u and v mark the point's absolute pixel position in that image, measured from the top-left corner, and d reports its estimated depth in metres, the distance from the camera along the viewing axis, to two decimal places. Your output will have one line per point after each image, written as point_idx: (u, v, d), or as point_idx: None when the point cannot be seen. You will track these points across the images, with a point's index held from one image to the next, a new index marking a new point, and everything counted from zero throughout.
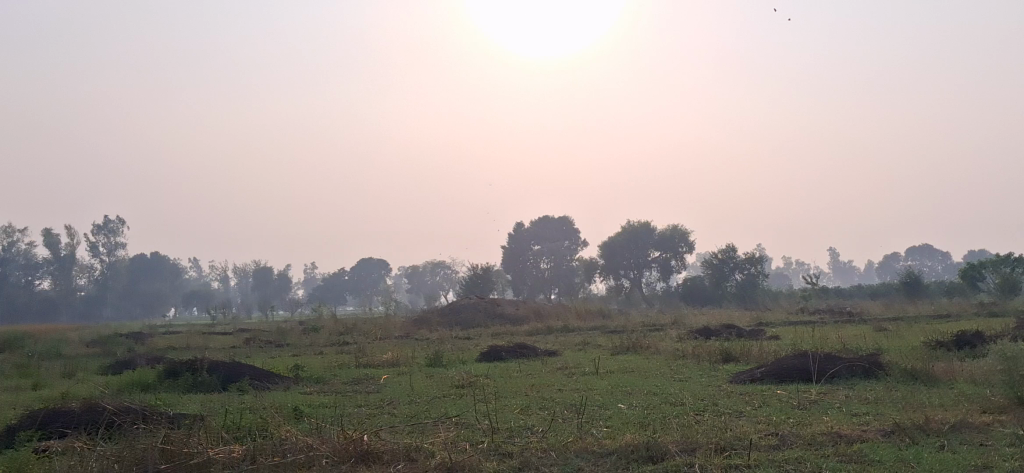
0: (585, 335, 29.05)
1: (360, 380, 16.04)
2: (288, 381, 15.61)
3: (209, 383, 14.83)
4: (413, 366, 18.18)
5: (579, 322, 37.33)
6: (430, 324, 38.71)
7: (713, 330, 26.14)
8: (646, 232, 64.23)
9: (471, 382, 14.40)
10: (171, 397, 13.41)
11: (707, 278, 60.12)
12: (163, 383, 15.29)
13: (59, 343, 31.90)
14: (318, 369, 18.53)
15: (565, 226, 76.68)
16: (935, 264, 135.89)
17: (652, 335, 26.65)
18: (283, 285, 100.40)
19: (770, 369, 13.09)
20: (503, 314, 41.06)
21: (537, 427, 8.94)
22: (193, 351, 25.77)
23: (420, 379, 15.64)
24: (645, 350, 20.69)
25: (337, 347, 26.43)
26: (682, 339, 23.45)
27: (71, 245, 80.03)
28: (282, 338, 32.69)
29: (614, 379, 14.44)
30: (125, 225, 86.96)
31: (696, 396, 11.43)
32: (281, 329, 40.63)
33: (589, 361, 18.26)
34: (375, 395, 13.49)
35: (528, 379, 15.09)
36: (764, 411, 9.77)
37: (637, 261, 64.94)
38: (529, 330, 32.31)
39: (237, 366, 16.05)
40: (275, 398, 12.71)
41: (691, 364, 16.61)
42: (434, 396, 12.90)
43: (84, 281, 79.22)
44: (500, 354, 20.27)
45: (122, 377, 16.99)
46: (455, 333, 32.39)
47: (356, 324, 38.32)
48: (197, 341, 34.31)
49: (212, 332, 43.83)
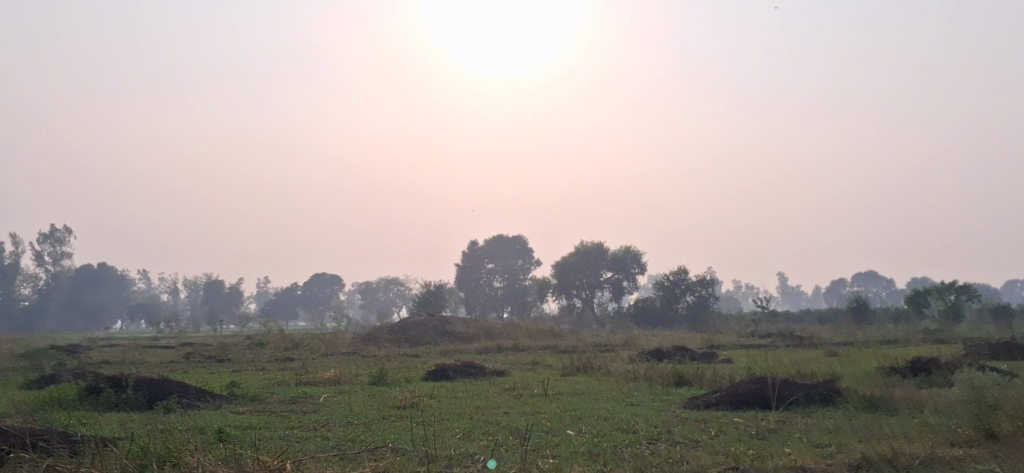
0: (533, 355, 28.33)
1: (297, 398, 15.24)
2: (221, 398, 14.80)
3: (134, 402, 13.98)
4: (354, 385, 17.42)
5: (529, 341, 36.70)
6: (379, 340, 37.85)
7: (665, 351, 25.62)
8: (599, 252, 63.89)
9: (414, 403, 13.69)
10: (89, 416, 12.53)
11: (659, 299, 59.79)
12: (83, 401, 14.37)
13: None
14: (255, 386, 17.67)
15: (519, 246, 76.24)
16: (881, 291, 137.61)
17: (603, 356, 26.07)
18: (233, 299, 98.42)
19: (725, 394, 12.55)
20: (453, 332, 40.27)
21: (479, 456, 8.29)
22: (127, 366, 24.66)
23: (361, 398, 14.90)
24: (595, 371, 20.11)
25: (279, 364, 25.48)
26: (634, 360, 22.88)
27: (14, 253, 77.83)
28: (224, 353, 31.56)
29: (564, 402, 13.83)
30: (72, 235, 84.76)
31: (648, 423, 10.84)
32: (225, 342, 39.48)
33: (538, 382, 17.61)
34: (311, 415, 12.74)
35: (474, 400, 14.41)
36: (721, 440, 9.22)
37: (590, 281, 64.53)
38: (479, 349, 31.64)
39: (166, 383, 15.19)
40: (200, 420, 11.89)
41: (643, 387, 16.05)
42: (374, 418, 12.19)
43: (27, 291, 77.03)
44: (445, 373, 19.55)
45: (42, 392, 16.03)
46: (404, 350, 31.56)
47: (303, 339, 37.35)
48: (136, 354, 33.08)
49: (154, 346, 42.54)
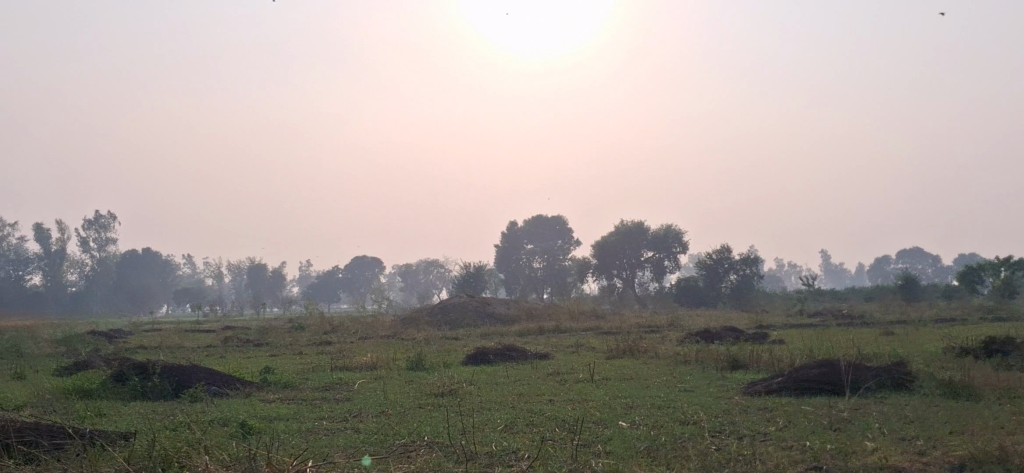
0: (577, 336, 27.51)
1: (331, 385, 14.49)
2: (250, 385, 14.09)
3: (160, 391, 13.32)
4: (392, 370, 16.65)
5: (571, 322, 35.80)
6: (418, 323, 37.16)
7: (714, 332, 24.58)
8: (640, 231, 62.70)
9: (452, 390, 12.85)
10: (110, 407, 11.91)
11: (701, 279, 58.49)
12: (107, 391, 13.73)
13: (27, 341, 30.22)
14: (288, 372, 16.97)
15: (558, 226, 75.30)
16: (927, 266, 134.84)
17: (649, 337, 25.13)
18: (275, 283, 98.72)
19: (788, 379, 11.58)
20: (494, 313, 39.54)
21: (524, 452, 7.44)
22: (163, 351, 24.15)
23: (397, 385, 14.12)
24: (643, 354, 19.17)
25: (317, 348, 24.85)
26: (683, 342, 21.92)
27: (61, 240, 78.39)
28: (263, 336, 31.16)
29: (613, 389, 12.91)
30: (116, 221, 85.08)
31: (707, 413, 9.93)
32: (266, 326, 39.12)
33: (584, 366, 16.70)
34: (344, 404, 11.98)
35: (516, 386, 13.55)
36: (792, 432, 8.28)
37: (631, 261, 63.46)
38: (520, 330, 30.90)
39: (193, 369, 14.49)
40: (225, 410, 11.17)
41: (696, 371, 15.12)
42: (409, 407, 11.38)
43: (74, 276, 77.37)
44: (486, 357, 18.72)
45: (69, 380, 15.49)
46: (444, 333, 30.89)
47: (343, 322, 36.83)
48: (174, 339, 32.68)
49: (196, 329, 42.33)
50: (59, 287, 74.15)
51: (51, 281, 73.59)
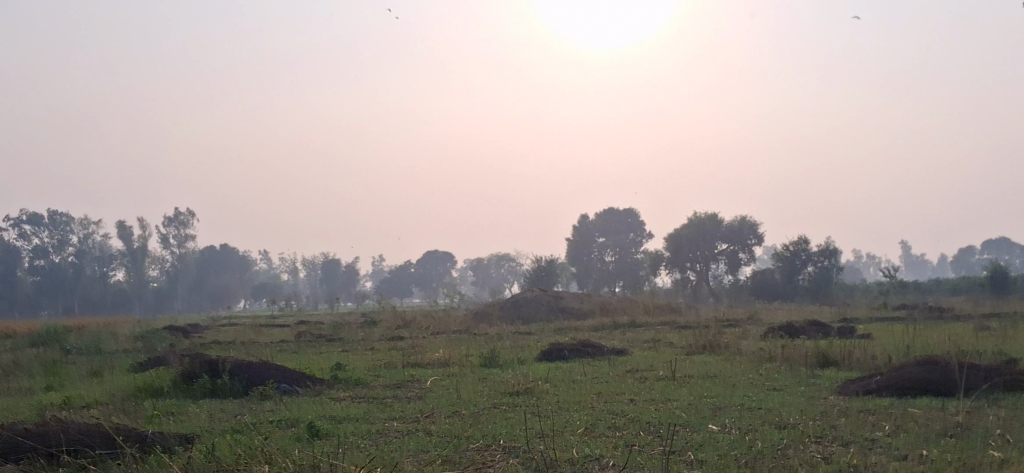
0: (652, 332, 26.78)
1: (403, 383, 14.12)
2: (320, 383, 13.78)
3: (230, 388, 13.09)
4: (464, 367, 16.20)
5: (646, 317, 35.01)
6: (491, 318, 36.76)
7: (795, 327, 23.56)
8: (714, 224, 61.36)
9: (528, 389, 12.33)
10: (179, 407, 11.69)
11: (778, 272, 56.95)
12: (178, 388, 13.53)
13: (107, 336, 30.68)
14: (360, 368, 16.65)
15: (631, 219, 74.48)
16: (1014, 258, 130.03)
17: (728, 332, 24.29)
18: (350, 278, 99.57)
19: (889, 378, 10.82)
20: (567, 307, 38.96)
21: (610, 459, 6.90)
22: (236, 347, 24.15)
23: (471, 382, 13.67)
24: (724, 350, 18.43)
25: (389, 343, 24.61)
26: (764, 338, 21.07)
27: (142, 237, 80.00)
28: (336, 332, 31.06)
29: (697, 388, 12.25)
30: (195, 218, 86.56)
31: (803, 415, 9.27)
32: (340, 321, 39.18)
33: (664, 363, 16.05)
34: (415, 404, 11.56)
35: (595, 385, 12.98)
36: (902, 438, 7.58)
37: (704, 254, 62.24)
38: (593, 325, 30.31)
39: (263, 366, 14.22)
40: (294, 411, 10.82)
41: (784, 368, 14.39)
42: (483, 407, 10.91)
43: (155, 273, 79.03)
44: (561, 353, 18.18)
45: (142, 377, 15.39)
46: (516, 328, 30.46)
47: (415, 317, 36.66)
48: (249, 334, 32.80)
49: (272, 325, 42.59)
50: (141, 282, 75.68)
51: (133, 278, 75.54)
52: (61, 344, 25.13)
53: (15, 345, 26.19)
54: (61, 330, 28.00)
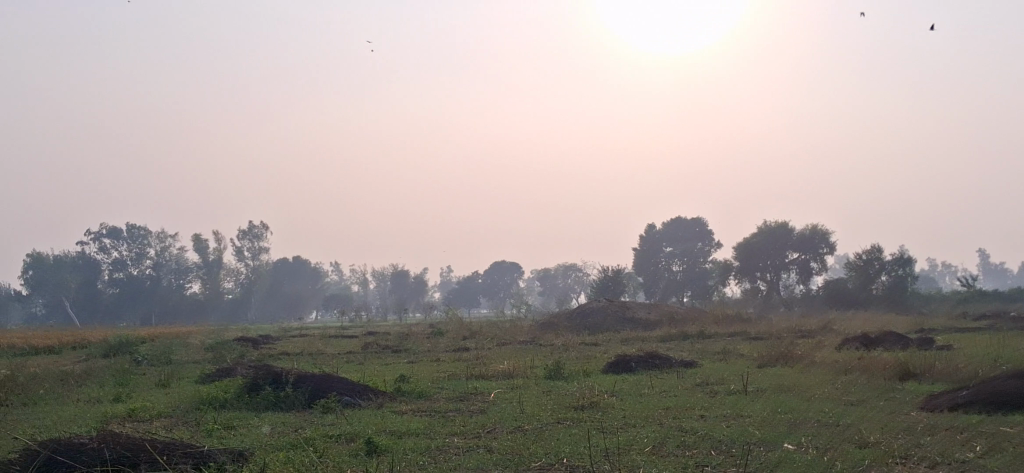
0: (723, 342, 26.11)
1: (466, 395, 13.84)
2: (383, 395, 13.56)
3: (292, 400, 12.97)
4: (529, 379, 15.87)
5: (716, 327, 34.27)
6: (558, 328, 36.38)
7: (872, 337, 22.74)
8: (784, 232, 60.16)
9: (593, 402, 11.97)
10: (240, 421, 11.57)
11: (851, 281, 55.73)
12: (241, 400, 13.48)
13: (179, 347, 31.05)
14: (424, 380, 16.43)
15: (699, 228, 73.36)
16: None
17: (802, 343, 23.53)
18: (419, 288, 99.99)
19: (978, 392, 10.25)
20: (634, 318, 38.37)
21: None
22: (303, 358, 24.15)
23: (536, 395, 13.33)
24: (798, 362, 17.79)
25: (455, 354, 24.39)
26: (840, 348, 20.31)
27: (217, 249, 81.40)
28: (402, 342, 30.97)
29: (770, 402, 11.76)
30: (268, 230, 87.76)
31: (885, 433, 8.75)
32: (408, 332, 39.13)
33: (736, 376, 15.51)
34: (479, 418, 11.27)
35: (664, 399, 12.54)
36: (994, 459, 7.05)
37: (775, 262, 60.97)
38: (662, 335, 29.72)
39: (326, 378, 14.10)
40: (355, 427, 10.60)
41: (862, 381, 13.78)
42: (547, 422, 10.56)
43: (230, 284, 80.07)
44: (629, 365, 17.73)
45: (208, 388, 15.39)
46: (583, 338, 30.05)
47: (481, 327, 36.43)
48: (317, 344, 32.95)
49: (341, 335, 42.77)
50: (216, 293, 76.96)
51: (210, 288, 76.49)
52: (134, 354, 25.45)
53: (91, 354, 26.63)
54: (134, 341, 28.39)
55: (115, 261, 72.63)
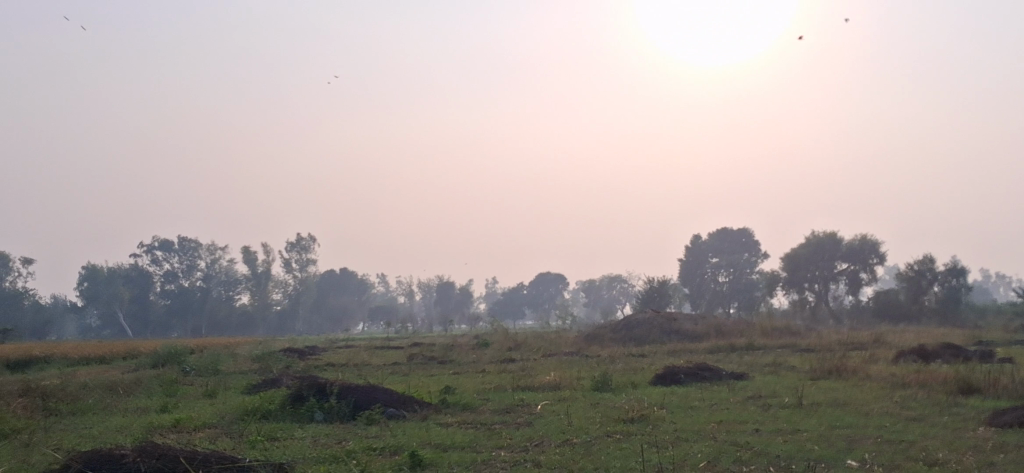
0: (773, 355, 25.57)
1: (512, 407, 13.60)
2: (428, 407, 13.37)
3: (337, 411, 12.81)
4: (576, 391, 15.57)
5: (766, 339, 33.57)
6: (603, 340, 35.95)
7: (928, 351, 22.07)
8: (833, 243, 59.12)
9: (643, 415, 11.64)
10: (284, 432, 11.45)
11: (902, 293, 54.46)
12: (285, 410, 13.35)
13: (226, 357, 31.11)
14: (469, 392, 16.19)
15: (745, 239, 72.36)
16: None
17: (855, 357, 22.93)
18: (463, 299, 99.89)
19: None
20: (682, 329, 37.85)
21: None
22: (348, 370, 24.00)
23: (583, 408, 13.04)
24: (852, 375, 17.30)
25: (500, 366, 24.12)
26: (894, 362, 19.75)
27: (265, 260, 82.04)
28: (446, 353, 30.76)
29: (827, 417, 11.39)
30: (315, 242, 88.28)
31: (951, 452, 8.41)
32: (452, 343, 38.92)
33: (789, 389, 15.11)
34: (525, 431, 11.04)
35: (716, 412, 12.20)
36: None
37: (823, 273, 59.93)
38: (710, 347, 29.18)
39: (370, 389, 13.92)
40: (400, 439, 10.42)
41: (921, 396, 13.34)
42: (596, 436, 10.30)
43: (278, 295, 80.59)
44: (677, 377, 17.35)
45: (252, 399, 15.29)
46: (630, 350, 29.61)
47: (527, 338, 36.14)
48: (362, 356, 32.85)
49: (387, 346, 42.70)
50: (264, 305, 77.46)
51: (258, 301, 77.33)
52: (182, 365, 25.52)
53: (139, 365, 26.77)
54: (182, 352, 28.50)
55: (166, 273, 73.60)
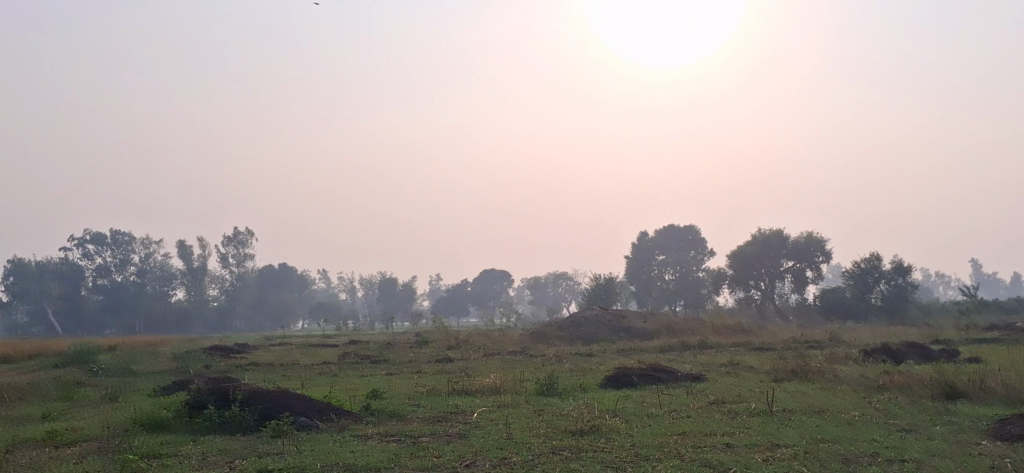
0: (727, 355, 24.18)
1: (446, 415, 11.92)
2: (347, 416, 11.57)
3: (240, 422, 11.03)
4: (519, 396, 13.91)
5: (717, 337, 32.32)
6: (548, 339, 34.40)
7: (890, 349, 20.71)
8: (780, 240, 58.22)
9: (594, 427, 9.99)
10: (172, 448, 9.68)
11: (849, 290, 53.74)
12: (181, 420, 11.46)
13: (144, 356, 28.87)
14: (398, 397, 14.43)
15: (692, 236, 71.33)
16: None
17: (812, 356, 21.56)
18: (406, 297, 97.66)
19: None
20: (630, 327, 36.41)
21: None
22: (268, 370, 21.98)
23: (526, 416, 11.35)
24: (817, 376, 15.91)
25: (437, 366, 22.35)
26: (856, 362, 18.40)
27: (201, 256, 79.24)
28: (382, 353, 28.88)
29: (806, 428, 9.90)
30: (252, 236, 85.38)
31: None
32: (391, 341, 37.05)
33: (754, 393, 13.61)
34: (454, 446, 9.33)
35: (676, 422, 10.62)
36: None
37: (770, 271, 59.10)
38: (660, 346, 27.76)
39: (280, 393, 12.14)
40: (306, 459, 8.67)
41: (903, 401, 11.96)
42: (537, 453, 8.66)
43: (215, 291, 77.83)
44: (629, 379, 15.79)
45: (146, 407, 13.33)
46: (577, 349, 28.14)
47: (469, 336, 34.42)
48: (292, 355, 30.81)
49: (322, 345, 40.64)
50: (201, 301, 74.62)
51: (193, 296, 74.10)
52: (88, 364, 23.30)
53: (43, 365, 24.46)
54: (92, 349, 26.21)
55: (98, 267, 70.47)
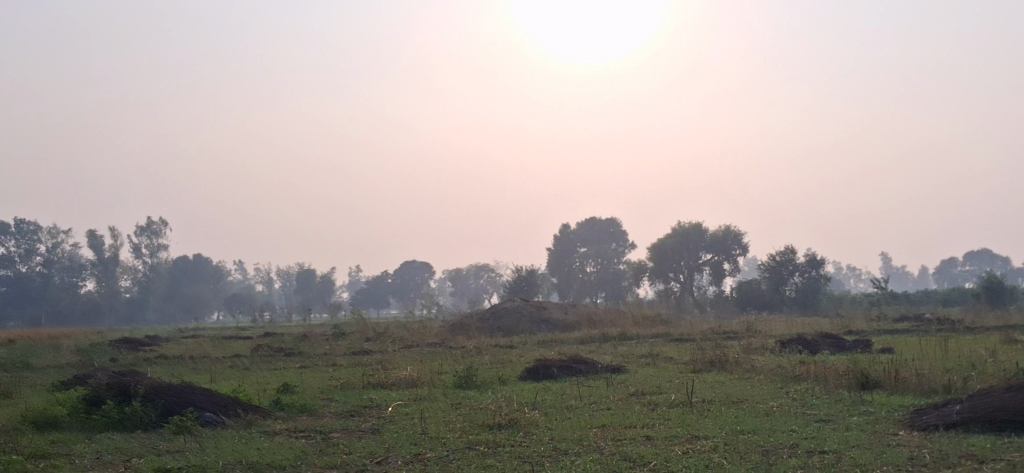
0: (645, 346, 24.15)
1: (359, 410, 11.53)
2: (254, 411, 11.08)
3: (140, 418, 10.48)
4: (436, 389, 13.56)
5: (636, 329, 32.36)
6: (468, 330, 34.06)
7: (805, 340, 20.92)
8: (698, 233, 58.84)
9: (512, 420, 9.71)
10: (64, 447, 9.10)
11: (764, 283, 54.59)
12: (76, 418, 10.84)
13: (46, 349, 27.68)
14: (311, 391, 13.95)
15: (613, 228, 71.69)
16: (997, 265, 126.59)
17: (729, 347, 21.67)
18: (326, 288, 96.26)
19: (975, 416, 8.72)
20: (550, 319, 36.30)
21: None
22: (176, 364, 21.17)
23: (442, 410, 11.03)
24: (735, 367, 15.89)
25: (354, 359, 21.81)
26: (774, 353, 18.46)
27: (113, 246, 76.85)
28: (297, 345, 28.18)
29: (724, 419, 9.79)
30: (167, 226, 83.11)
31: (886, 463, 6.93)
32: (309, 332, 36.25)
33: (673, 384, 13.50)
34: (366, 442, 8.94)
35: (595, 415, 10.40)
36: None
37: (688, 263, 59.70)
38: (580, 338, 27.65)
39: (185, 388, 11.58)
40: (207, 458, 8.19)
41: (821, 391, 11.95)
42: (452, 449, 8.33)
43: (127, 282, 75.56)
44: (548, 371, 15.56)
45: (39, 403, 12.59)
46: (497, 340, 27.89)
47: (387, 328, 33.90)
48: (204, 347, 29.88)
49: (237, 337, 39.61)
50: (112, 292, 72.41)
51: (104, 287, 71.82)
52: None
53: None
54: None
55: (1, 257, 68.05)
